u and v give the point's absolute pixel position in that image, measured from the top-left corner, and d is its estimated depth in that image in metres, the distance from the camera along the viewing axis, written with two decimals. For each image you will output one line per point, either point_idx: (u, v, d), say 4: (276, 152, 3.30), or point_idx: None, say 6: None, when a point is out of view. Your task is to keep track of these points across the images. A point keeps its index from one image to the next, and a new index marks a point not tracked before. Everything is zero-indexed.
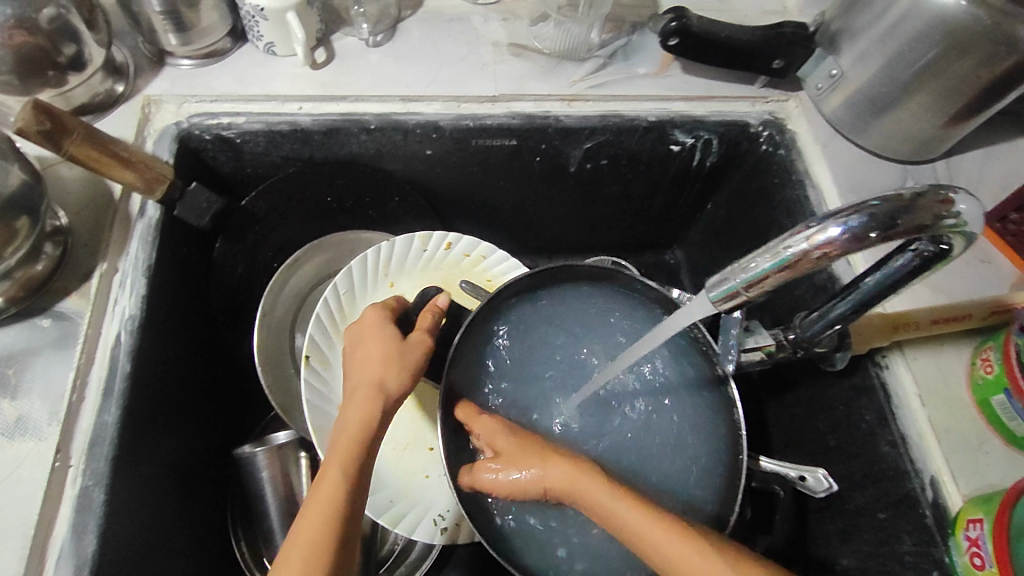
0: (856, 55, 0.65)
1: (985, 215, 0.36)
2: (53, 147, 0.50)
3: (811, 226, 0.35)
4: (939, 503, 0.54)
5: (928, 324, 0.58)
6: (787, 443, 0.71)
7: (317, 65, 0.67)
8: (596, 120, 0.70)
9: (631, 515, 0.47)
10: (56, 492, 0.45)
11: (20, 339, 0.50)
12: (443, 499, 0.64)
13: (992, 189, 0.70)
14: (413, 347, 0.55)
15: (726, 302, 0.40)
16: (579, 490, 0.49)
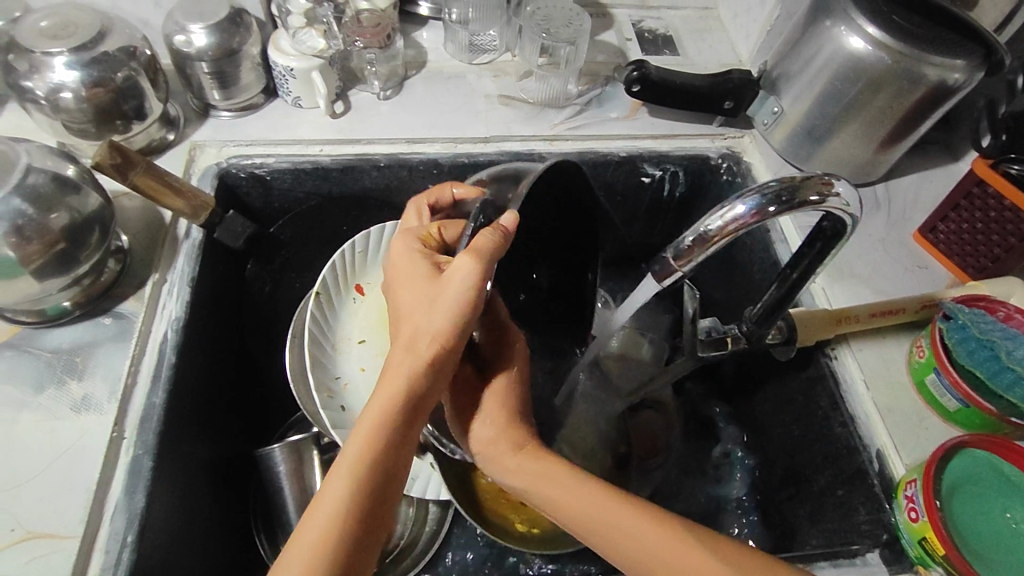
0: (795, 93, 0.76)
1: (858, 195, 0.45)
2: (121, 177, 0.62)
3: (724, 206, 0.44)
4: (884, 472, 0.60)
5: (867, 317, 0.65)
6: (756, 442, 0.78)
7: (336, 115, 0.79)
8: (574, 156, 0.81)
9: (584, 495, 0.49)
10: (113, 457, 0.53)
11: (86, 334, 0.60)
12: None
13: (926, 207, 0.79)
14: (460, 275, 0.50)
15: (667, 279, 0.49)
16: (541, 480, 0.50)
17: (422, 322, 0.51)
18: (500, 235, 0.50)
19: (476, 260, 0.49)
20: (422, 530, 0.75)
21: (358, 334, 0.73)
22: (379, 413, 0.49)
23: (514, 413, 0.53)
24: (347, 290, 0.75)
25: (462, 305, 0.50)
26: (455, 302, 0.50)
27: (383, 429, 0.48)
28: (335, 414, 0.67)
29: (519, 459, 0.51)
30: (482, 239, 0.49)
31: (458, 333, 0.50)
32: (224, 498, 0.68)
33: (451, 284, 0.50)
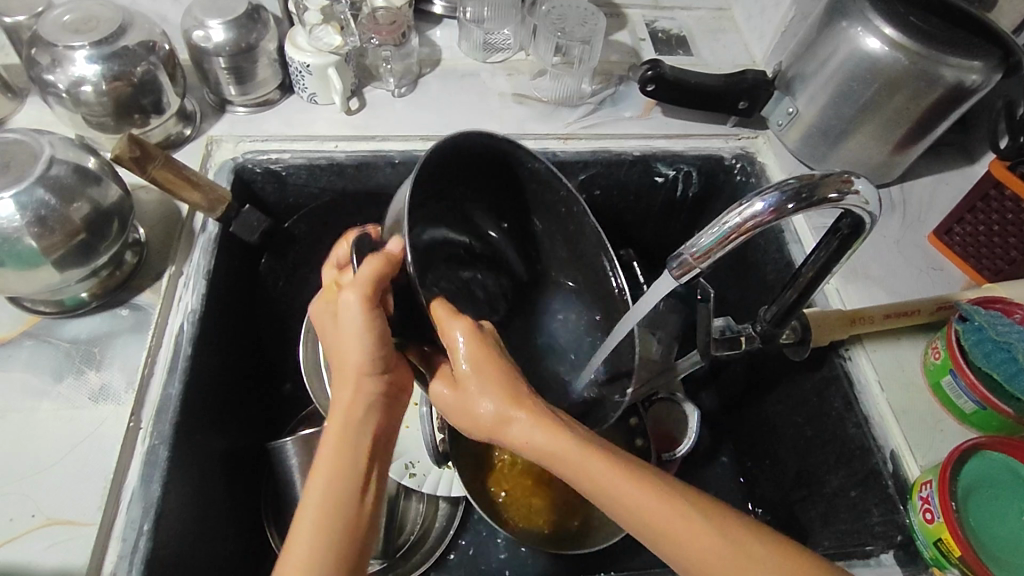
0: (809, 94, 0.76)
1: (877, 192, 0.45)
2: (140, 171, 0.62)
3: (742, 203, 0.44)
4: (899, 473, 0.60)
5: (881, 318, 0.65)
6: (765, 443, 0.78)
7: (352, 112, 0.80)
8: (588, 155, 0.82)
9: (594, 463, 0.45)
10: (130, 446, 0.54)
11: (104, 325, 0.60)
12: (417, 450, 0.72)
13: (941, 209, 0.79)
14: (347, 307, 0.48)
15: (684, 277, 0.49)
16: (553, 449, 0.46)
17: (342, 361, 0.50)
18: (382, 258, 0.49)
19: (354, 288, 0.48)
20: (432, 526, 0.75)
21: None
22: (328, 450, 0.48)
23: (510, 385, 0.48)
24: None
25: (364, 335, 0.48)
26: (355, 334, 0.49)
27: (334, 463, 0.47)
28: None
29: (525, 423, 0.47)
30: (362, 268, 0.49)
31: (372, 356, 0.49)
32: (236, 491, 0.68)
33: (343, 319, 0.49)
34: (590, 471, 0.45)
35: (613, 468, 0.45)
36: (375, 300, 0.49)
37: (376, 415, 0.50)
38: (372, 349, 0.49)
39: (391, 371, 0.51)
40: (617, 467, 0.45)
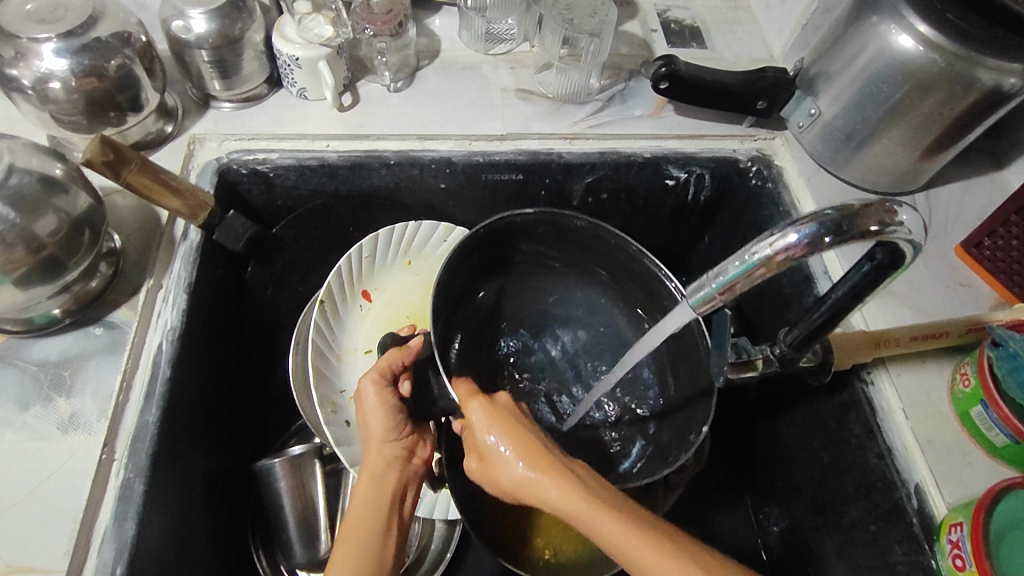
0: (832, 95, 0.71)
1: (925, 224, 0.40)
2: (113, 176, 0.57)
3: (774, 233, 0.39)
4: (925, 510, 0.57)
5: (907, 340, 0.61)
6: (777, 466, 0.76)
7: (344, 108, 0.75)
8: (596, 156, 0.77)
9: (606, 519, 0.43)
10: (102, 480, 0.50)
11: (75, 345, 0.56)
12: None
13: (968, 220, 0.74)
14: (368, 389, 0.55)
15: (705, 308, 0.44)
16: (570, 507, 0.44)
17: (366, 435, 0.55)
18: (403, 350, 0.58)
19: (369, 373, 0.56)
20: (430, 544, 0.72)
21: (364, 344, 0.72)
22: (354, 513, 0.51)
23: (528, 441, 0.48)
24: (354, 297, 0.73)
25: (384, 411, 0.55)
26: (375, 411, 0.55)
27: (358, 527, 0.50)
28: (339, 430, 0.66)
29: (540, 479, 0.46)
30: (382, 357, 0.57)
31: (395, 432, 0.55)
32: (221, 516, 0.66)
33: (363, 402, 0.56)
34: (603, 529, 0.43)
35: (627, 525, 0.43)
36: (389, 383, 0.56)
37: (394, 473, 0.54)
38: (391, 420, 0.55)
39: (409, 439, 0.56)
40: (632, 524, 0.43)
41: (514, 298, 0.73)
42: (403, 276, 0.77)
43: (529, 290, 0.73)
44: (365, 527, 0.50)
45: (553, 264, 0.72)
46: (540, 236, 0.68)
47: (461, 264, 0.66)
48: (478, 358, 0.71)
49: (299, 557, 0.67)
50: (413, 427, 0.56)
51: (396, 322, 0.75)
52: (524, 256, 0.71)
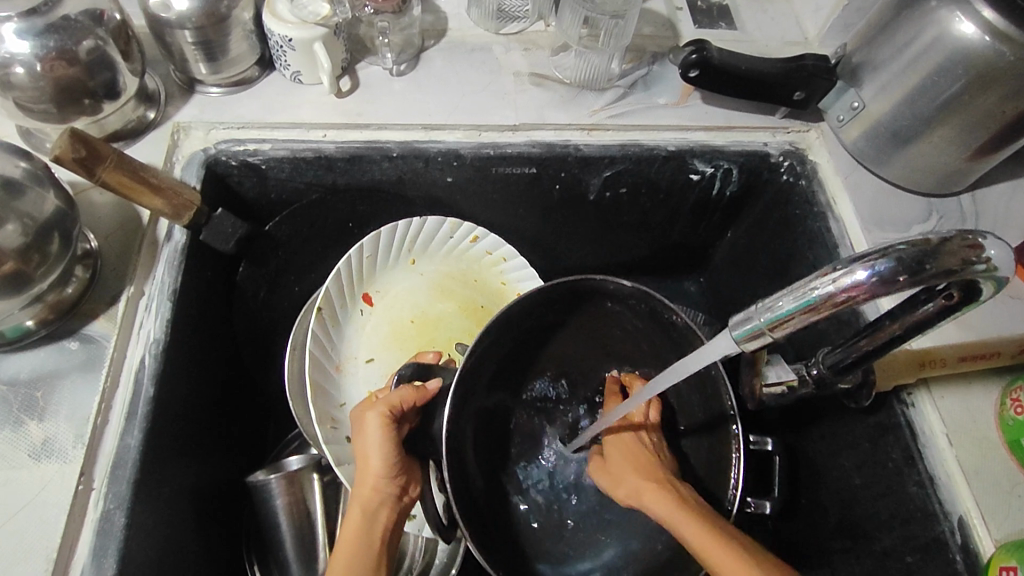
0: (877, 87, 0.64)
1: (1014, 260, 0.37)
2: (87, 173, 0.52)
3: (837, 269, 0.37)
4: (969, 548, 0.53)
5: (955, 361, 0.57)
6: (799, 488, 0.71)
7: (343, 93, 0.68)
8: (616, 149, 0.71)
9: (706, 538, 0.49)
10: (80, 512, 0.48)
11: (49, 361, 0.52)
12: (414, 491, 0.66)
13: (1019, 224, 0.68)
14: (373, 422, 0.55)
15: (749, 342, 0.42)
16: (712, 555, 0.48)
17: (363, 465, 0.56)
18: (413, 390, 0.57)
19: (377, 408, 0.55)
20: (432, 560, 0.69)
21: (365, 353, 0.69)
22: (347, 535, 0.54)
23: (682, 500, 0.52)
24: (355, 300, 0.70)
25: (385, 448, 0.55)
26: (376, 446, 0.55)
27: (351, 547, 0.53)
28: (339, 447, 0.63)
29: (692, 534, 0.49)
30: (393, 391, 0.56)
31: (393, 466, 0.56)
32: (209, 533, 0.63)
33: (366, 434, 0.55)
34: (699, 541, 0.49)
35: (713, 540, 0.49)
36: (395, 421, 0.56)
37: (385, 510, 0.56)
38: (390, 458, 0.55)
39: (402, 477, 0.57)
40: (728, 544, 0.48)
41: (558, 350, 0.65)
42: (407, 277, 0.74)
43: (576, 350, 0.65)
44: (356, 549, 0.53)
45: (604, 333, 0.63)
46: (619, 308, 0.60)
47: (538, 302, 0.59)
48: (491, 402, 0.63)
49: None
50: (405, 462, 0.58)
51: (399, 327, 0.72)
52: (591, 318, 0.62)
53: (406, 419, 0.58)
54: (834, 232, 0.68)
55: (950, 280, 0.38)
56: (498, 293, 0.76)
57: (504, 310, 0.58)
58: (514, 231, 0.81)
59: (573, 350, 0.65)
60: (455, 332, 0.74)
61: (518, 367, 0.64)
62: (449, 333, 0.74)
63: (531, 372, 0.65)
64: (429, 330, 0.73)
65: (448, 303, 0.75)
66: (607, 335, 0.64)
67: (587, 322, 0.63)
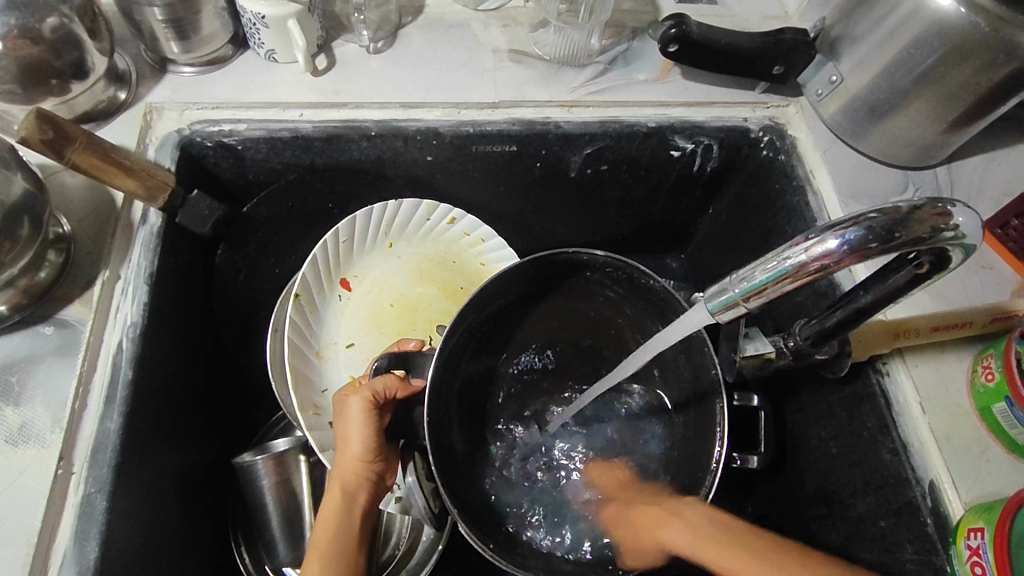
0: (856, 60, 0.64)
1: (982, 228, 0.38)
2: (56, 155, 0.51)
3: (809, 238, 0.37)
4: (939, 510, 0.54)
5: (928, 331, 0.58)
6: (777, 460, 0.72)
7: (318, 72, 0.67)
8: (596, 126, 0.70)
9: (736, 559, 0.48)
10: (58, 498, 0.48)
11: (24, 347, 0.52)
12: None
13: (993, 196, 0.69)
14: (352, 410, 0.55)
15: (724, 313, 0.43)
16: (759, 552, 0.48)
17: (342, 448, 0.56)
18: (391, 377, 0.57)
19: (362, 392, 0.55)
20: (420, 538, 0.70)
21: (345, 338, 0.70)
22: (324, 525, 0.55)
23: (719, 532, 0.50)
24: (332, 286, 0.70)
25: (367, 430, 0.56)
26: (358, 429, 0.56)
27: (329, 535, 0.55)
28: (321, 433, 0.63)
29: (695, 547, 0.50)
30: (374, 379, 0.56)
31: (372, 452, 0.56)
32: (194, 514, 0.63)
33: (349, 417, 0.56)
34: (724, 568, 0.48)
35: (761, 564, 0.47)
36: (379, 407, 0.56)
37: (364, 492, 0.57)
38: (371, 442, 0.56)
39: (383, 460, 0.58)
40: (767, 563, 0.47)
41: (538, 320, 0.66)
42: (385, 261, 0.74)
43: (556, 320, 0.66)
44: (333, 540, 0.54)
45: (580, 303, 0.64)
46: (605, 279, 0.61)
47: (511, 280, 0.60)
48: (474, 375, 0.65)
49: (284, 557, 0.64)
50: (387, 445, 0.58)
51: (378, 311, 0.72)
52: (568, 289, 0.63)
53: (387, 408, 0.58)
54: (812, 206, 0.68)
55: (920, 248, 0.39)
56: (477, 273, 0.76)
57: (476, 292, 0.59)
58: (496, 210, 0.81)
59: (558, 322, 0.66)
60: (435, 314, 0.74)
61: (499, 338, 0.65)
62: (429, 316, 0.73)
63: (513, 341, 0.66)
64: (408, 314, 0.73)
65: (427, 285, 0.74)
66: (584, 306, 0.64)
67: (572, 294, 0.64)
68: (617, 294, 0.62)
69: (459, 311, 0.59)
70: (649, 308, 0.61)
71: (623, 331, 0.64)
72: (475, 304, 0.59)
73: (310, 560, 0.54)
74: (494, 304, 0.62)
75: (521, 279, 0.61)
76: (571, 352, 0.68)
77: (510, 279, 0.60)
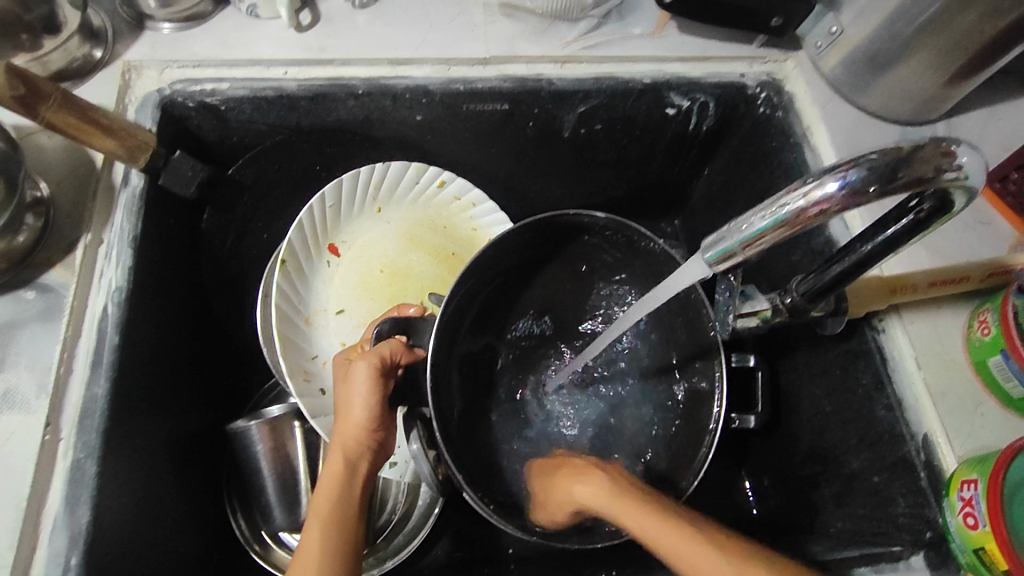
0: (857, 10, 0.62)
1: (986, 168, 0.37)
2: (29, 114, 0.49)
3: (809, 183, 0.36)
4: (932, 464, 0.54)
5: (925, 287, 0.57)
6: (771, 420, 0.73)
7: (302, 28, 0.65)
8: (590, 83, 0.69)
9: (658, 526, 0.47)
10: (48, 463, 0.48)
11: (6, 312, 0.51)
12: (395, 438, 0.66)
13: (994, 151, 0.67)
14: (359, 375, 0.55)
15: (722, 264, 0.42)
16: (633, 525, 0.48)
17: (344, 414, 0.56)
18: (398, 345, 0.57)
19: (369, 358, 0.55)
20: (415, 502, 0.71)
21: (335, 305, 0.69)
22: (325, 494, 0.54)
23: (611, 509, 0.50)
24: (321, 252, 0.69)
25: (371, 397, 0.55)
26: (362, 394, 0.55)
27: (330, 504, 0.53)
28: (313, 400, 0.63)
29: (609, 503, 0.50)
30: (379, 345, 0.56)
31: (376, 420, 0.56)
32: (188, 479, 0.63)
33: (354, 382, 0.55)
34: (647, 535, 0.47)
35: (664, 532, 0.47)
36: (385, 372, 0.56)
37: (364, 461, 0.56)
38: (374, 409, 0.55)
39: (385, 430, 0.57)
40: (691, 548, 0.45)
41: (537, 285, 0.65)
42: (374, 225, 0.72)
43: (555, 286, 0.65)
44: (333, 510, 0.53)
45: (582, 269, 0.64)
46: (604, 242, 0.60)
47: (512, 243, 0.59)
48: (472, 343, 0.64)
49: (280, 522, 0.64)
50: (390, 414, 0.58)
51: (369, 277, 0.71)
52: (566, 253, 0.62)
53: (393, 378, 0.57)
54: (810, 162, 0.67)
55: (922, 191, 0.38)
56: (468, 238, 0.75)
57: (476, 254, 0.58)
58: (488, 172, 0.79)
59: (556, 288, 0.65)
60: (427, 281, 0.73)
61: (501, 305, 0.64)
62: (421, 282, 0.72)
63: (514, 309, 0.65)
64: (399, 280, 0.72)
65: (418, 251, 0.73)
66: (583, 272, 0.64)
67: (571, 258, 0.63)
68: (612, 258, 0.62)
69: (461, 272, 0.58)
70: (647, 271, 0.60)
71: (620, 295, 0.63)
72: (476, 265, 0.58)
73: (309, 529, 0.52)
74: (494, 266, 0.61)
75: (522, 241, 0.60)
76: (566, 316, 0.67)
77: (511, 242, 0.59)
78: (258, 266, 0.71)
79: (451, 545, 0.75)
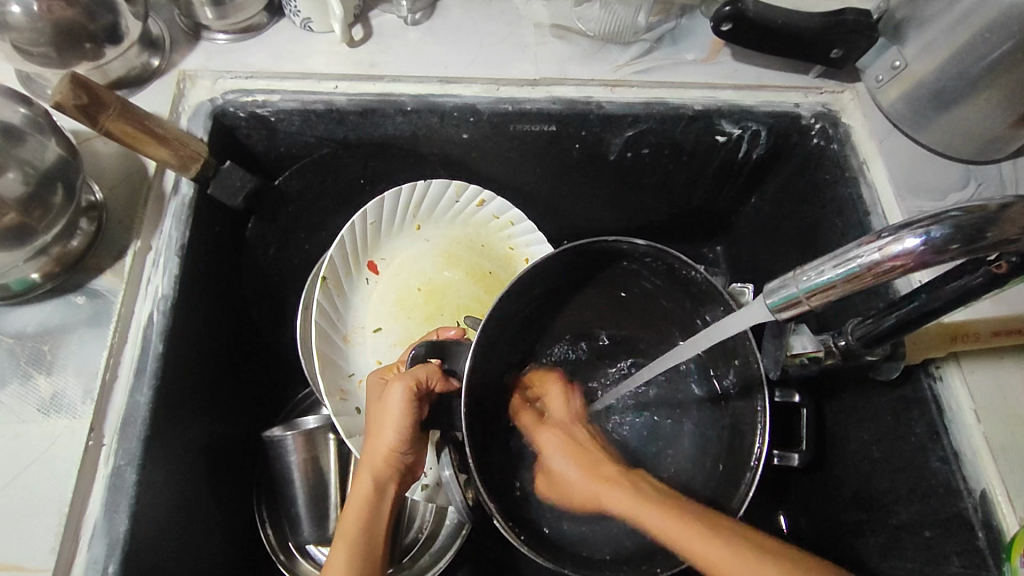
0: (923, 44, 0.60)
1: None
2: (90, 122, 0.50)
3: (886, 236, 0.35)
4: (991, 525, 0.52)
5: (988, 335, 0.55)
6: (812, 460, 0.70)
7: (354, 43, 0.65)
8: (640, 108, 0.67)
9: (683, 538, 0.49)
10: (90, 469, 0.48)
11: (57, 315, 0.51)
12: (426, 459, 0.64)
13: None
14: (393, 395, 0.54)
15: (784, 310, 0.41)
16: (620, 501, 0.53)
17: (376, 435, 0.55)
18: (431, 368, 0.55)
19: (404, 380, 0.54)
20: (442, 523, 0.70)
21: (372, 322, 0.68)
22: (352, 516, 0.53)
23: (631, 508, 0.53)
24: (360, 268, 0.69)
25: (403, 419, 0.54)
26: (394, 416, 0.54)
27: (357, 523, 0.53)
28: (350, 418, 0.63)
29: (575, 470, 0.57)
30: (413, 368, 0.55)
31: (408, 440, 0.55)
32: (221, 488, 0.63)
33: (389, 403, 0.54)
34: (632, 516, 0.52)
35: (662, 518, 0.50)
36: (419, 397, 0.55)
37: (393, 482, 0.55)
38: (405, 431, 0.54)
39: (415, 452, 0.56)
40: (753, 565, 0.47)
41: (574, 311, 0.64)
42: (414, 243, 0.72)
43: (591, 312, 0.64)
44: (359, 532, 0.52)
45: (622, 295, 0.62)
46: (647, 270, 0.58)
47: (552, 266, 0.57)
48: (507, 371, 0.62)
49: (308, 535, 0.64)
50: (420, 438, 0.57)
51: (406, 295, 0.71)
52: (606, 278, 0.61)
53: (426, 403, 0.56)
54: (866, 199, 0.65)
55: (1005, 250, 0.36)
56: (506, 257, 0.74)
57: (514, 279, 0.57)
58: (529, 191, 0.78)
59: (593, 313, 0.64)
60: (463, 301, 0.72)
61: (538, 325, 0.63)
62: (457, 302, 0.72)
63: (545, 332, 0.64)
64: (436, 298, 0.71)
65: (455, 269, 0.73)
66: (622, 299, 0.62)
67: (610, 283, 0.61)
68: (653, 285, 0.60)
69: (501, 293, 0.57)
70: (690, 303, 0.59)
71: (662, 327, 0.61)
72: (515, 288, 0.57)
73: (335, 549, 0.52)
74: (535, 289, 0.59)
75: (563, 265, 0.58)
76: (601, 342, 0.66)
77: (548, 267, 0.57)
78: (297, 276, 0.72)
79: (475, 570, 0.74)
